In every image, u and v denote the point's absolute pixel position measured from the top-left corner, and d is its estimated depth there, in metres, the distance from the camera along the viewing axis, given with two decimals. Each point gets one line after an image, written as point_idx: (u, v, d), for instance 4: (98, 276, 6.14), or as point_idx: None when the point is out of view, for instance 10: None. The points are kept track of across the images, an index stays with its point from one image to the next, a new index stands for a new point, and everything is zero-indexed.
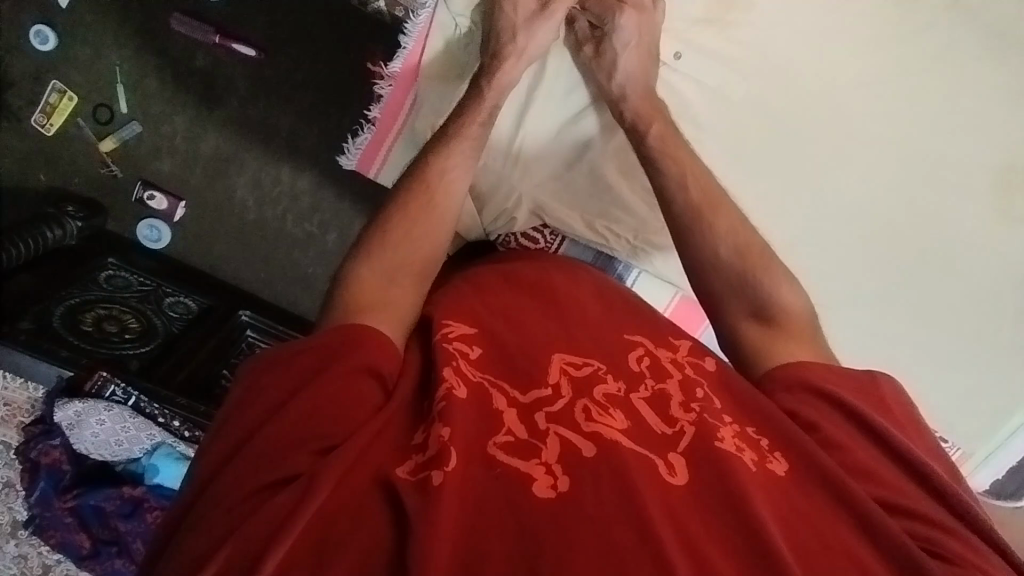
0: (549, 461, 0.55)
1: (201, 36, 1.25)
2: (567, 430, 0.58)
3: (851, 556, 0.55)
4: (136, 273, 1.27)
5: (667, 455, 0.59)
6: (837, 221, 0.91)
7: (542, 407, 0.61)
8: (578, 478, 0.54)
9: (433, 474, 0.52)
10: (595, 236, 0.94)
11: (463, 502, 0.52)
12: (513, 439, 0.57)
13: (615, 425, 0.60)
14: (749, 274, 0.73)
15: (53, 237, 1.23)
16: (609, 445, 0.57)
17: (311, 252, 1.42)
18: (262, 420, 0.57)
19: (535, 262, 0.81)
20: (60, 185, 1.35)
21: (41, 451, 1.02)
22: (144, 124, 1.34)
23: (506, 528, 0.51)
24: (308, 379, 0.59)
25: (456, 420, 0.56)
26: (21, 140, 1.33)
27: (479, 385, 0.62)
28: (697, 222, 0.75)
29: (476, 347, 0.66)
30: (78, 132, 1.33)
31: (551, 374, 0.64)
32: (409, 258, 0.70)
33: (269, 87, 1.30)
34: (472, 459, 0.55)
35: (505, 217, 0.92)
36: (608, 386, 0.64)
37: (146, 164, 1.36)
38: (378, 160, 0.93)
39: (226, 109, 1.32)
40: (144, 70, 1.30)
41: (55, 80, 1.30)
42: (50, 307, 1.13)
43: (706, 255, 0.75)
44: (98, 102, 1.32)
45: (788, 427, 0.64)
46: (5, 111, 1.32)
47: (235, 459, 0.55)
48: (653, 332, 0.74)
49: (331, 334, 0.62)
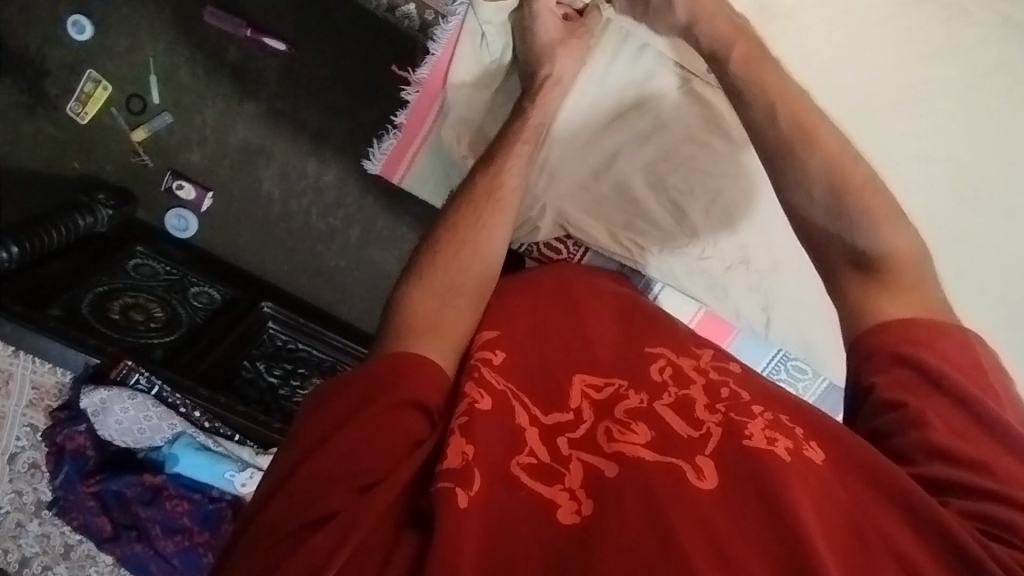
0: (573, 486, 0.56)
1: (233, 31, 1.26)
2: (590, 455, 0.59)
3: (887, 540, 0.54)
4: (165, 262, 1.30)
5: (696, 458, 0.58)
6: (949, 185, 0.84)
7: (563, 431, 0.61)
8: (601, 500, 0.55)
9: (459, 496, 0.52)
10: (620, 248, 0.90)
11: (487, 523, 0.52)
12: (535, 462, 0.58)
13: (638, 440, 0.59)
14: (846, 212, 0.67)
15: (84, 224, 1.25)
16: (632, 462, 0.57)
17: (334, 245, 1.43)
18: (305, 456, 0.57)
19: (555, 266, 0.81)
20: (93, 172, 1.38)
21: (67, 435, 1.05)
22: (175, 115, 1.35)
23: (529, 547, 0.52)
24: (354, 413, 0.58)
25: (479, 436, 0.57)
26: (56, 127, 1.36)
27: (502, 394, 0.61)
28: (789, 153, 0.69)
29: (500, 351, 0.66)
30: (112, 121, 1.36)
31: (573, 399, 0.64)
32: (459, 286, 0.70)
33: (299, 81, 1.31)
34: (496, 477, 0.55)
35: (528, 227, 0.90)
36: (630, 401, 0.64)
37: (177, 155, 1.38)
38: (403, 165, 0.92)
39: (255, 102, 1.34)
40: (176, 62, 1.32)
41: (91, 69, 1.32)
42: (79, 296, 1.15)
43: (795, 194, 0.69)
44: (131, 92, 1.33)
45: (827, 426, 0.63)
46: (41, 99, 1.34)
47: (279, 492, 0.55)
48: (678, 338, 0.73)
49: (375, 367, 0.61)
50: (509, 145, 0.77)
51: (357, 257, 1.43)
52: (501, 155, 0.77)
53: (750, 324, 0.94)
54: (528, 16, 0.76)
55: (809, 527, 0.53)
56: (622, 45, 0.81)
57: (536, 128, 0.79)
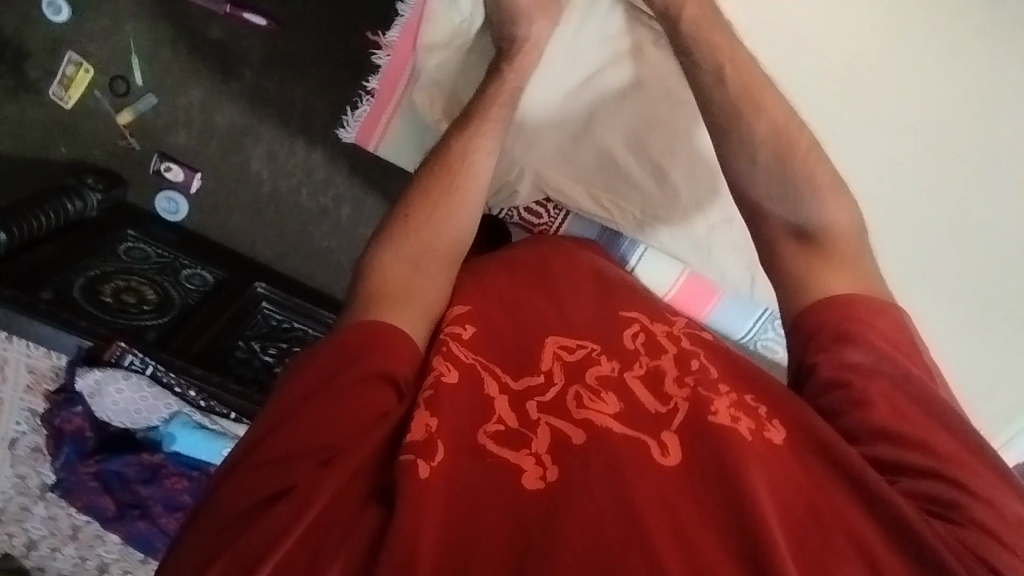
0: (539, 452, 0.59)
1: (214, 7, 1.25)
2: (559, 420, 0.62)
3: (847, 527, 0.56)
4: (156, 246, 1.31)
5: (662, 434, 0.62)
6: (887, 147, 0.89)
7: (533, 396, 0.64)
8: (565, 467, 0.58)
9: (421, 466, 0.55)
10: (601, 210, 0.91)
11: (451, 492, 0.55)
12: (503, 429, 0.61)
13: (606, 410, 0.63)
14: (789, 176, 0.71)
15: (73, 208, 1.25)
16: (599, 431, 0.61)
17: (326, 225, 1.42)
18: (269, 428, 0.57)
19: (530, 246, 0.83)
20: (80, 157, 1.37)
21: (65, 418, 1.06)
22: (160, 96, 1.34)
23: (498, 518, 0.54)
24: (321, 384, 0.59)
25: (443, 410, 0.60)
26: (41, 111, 1.35)
27: (471, 366, 0.65)
28: (730, 116, 0.72)
29: (470, 326, 0.69)
30: (97, 104, 1.35)
31: (545, 360, 0.68)
32: (431, 249, 0.70)
33: (283, 59, 1.30)
34: (461, 450, 0.58)
35: (506, 190, 0.91)
36: (602, 367, 0.68)
37: (163, 137, 1.37)
38: (378, 133, 0.91)
39: (240, 81, 1.32)
40: (159, 41, 1.30)
41: (72, 51, 1.30)
42: (70, 279, 1.15)
43: (742, 160, 0.72)
44: (114, 74, 1.32)
45: (785, 397, 0.67)
46: (23, 83, 1.33)
47: (238, 467, 0.55)
48: (653, 309, 0.77)
49: (348, 336, 0.62)
50: (484, 109, 0.76)
51: (349, 237, 1.43)
52: (479, 121, 0.75)
53: (735, 287, 0.93)
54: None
55: (762, 502, 0.56)
56: (594, 4, 0.81)
57: (512, 90, 0.77)
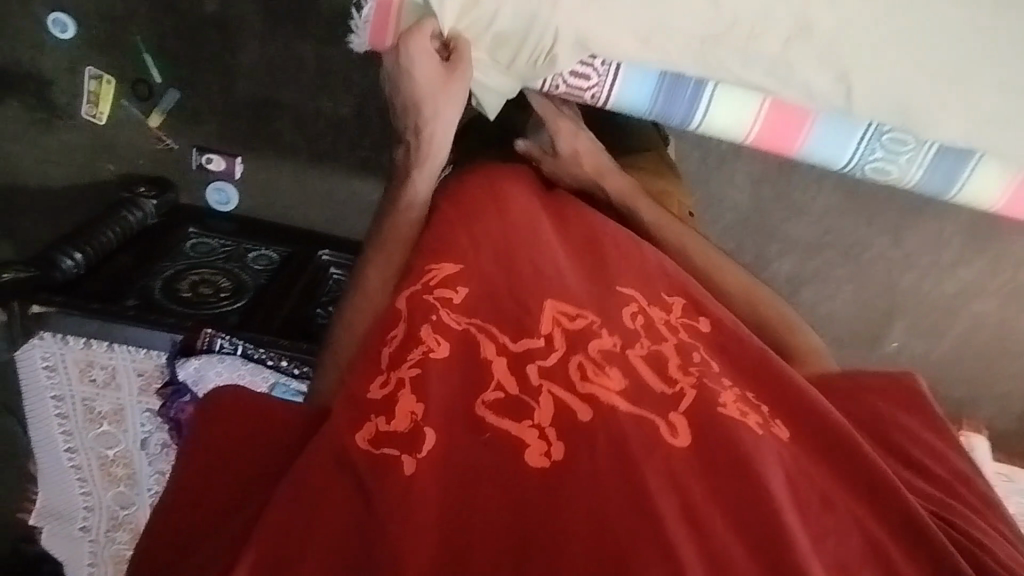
0: (543, 423, 0.61)
1: None
2: (562, 390, 0.64)
3: (854, 515, 0.63)
4: (217, 237, 1.33)
5: (670, 414, 0.64)
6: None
7: (533, 360, 0.66)
8: (571, 444, 0.60)
9: (405, 461, 0.58)
10: (654, 54, 0.80)
11: (443, 472, 0.58)
12: (503, 396, 0.63)
13: (612, 386, 0.65)
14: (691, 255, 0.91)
15: (135, 218, 1.28)
16: (603, 407, 0.63)
17: (372, 177, 1.39)
18: (206, 488, 0.65)
19: (485, 175, 0.85)
20: (128, 170, 1.40)
21: (178, 409, 1.04)
22: (181, 89, 1.33)
23: (494, 492, 0.57)
24: (244, 441, 0.67)
25: (430, 395, 0.63)
26: (79, 135, 1.37)
27: (462, 333, 0.68)
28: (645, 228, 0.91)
29: (461, 289, 0.72)
30: (126, 113, 1.35)
31: (544, 326, 0.69)
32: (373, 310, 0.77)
33: (283, 14, 1.25)
34: (456, 422, 0.62)
35: (543, 57, 0.80)
36: (603, 341, 0.69)
37: (195, 129, 1.36)
38: (391, 28, 0.83)
39: (248, 51, 1.29)
40: (162, 32, 1.28)
41: (89, 66, 1.30)
42: (149, 283, 1.18)
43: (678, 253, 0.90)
44: (133, 78, 1.32)
45: (785, 389, 0.72)
46: (55, 111, 1.35)
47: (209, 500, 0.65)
48: (649, 282, 0.79)
49: (246, 396, 0.70)
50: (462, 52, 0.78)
51: None
52: (399, 198, 0.82)
53: (826, 100, 0.83)
54: (401, 58, 0.77)
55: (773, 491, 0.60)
56: None
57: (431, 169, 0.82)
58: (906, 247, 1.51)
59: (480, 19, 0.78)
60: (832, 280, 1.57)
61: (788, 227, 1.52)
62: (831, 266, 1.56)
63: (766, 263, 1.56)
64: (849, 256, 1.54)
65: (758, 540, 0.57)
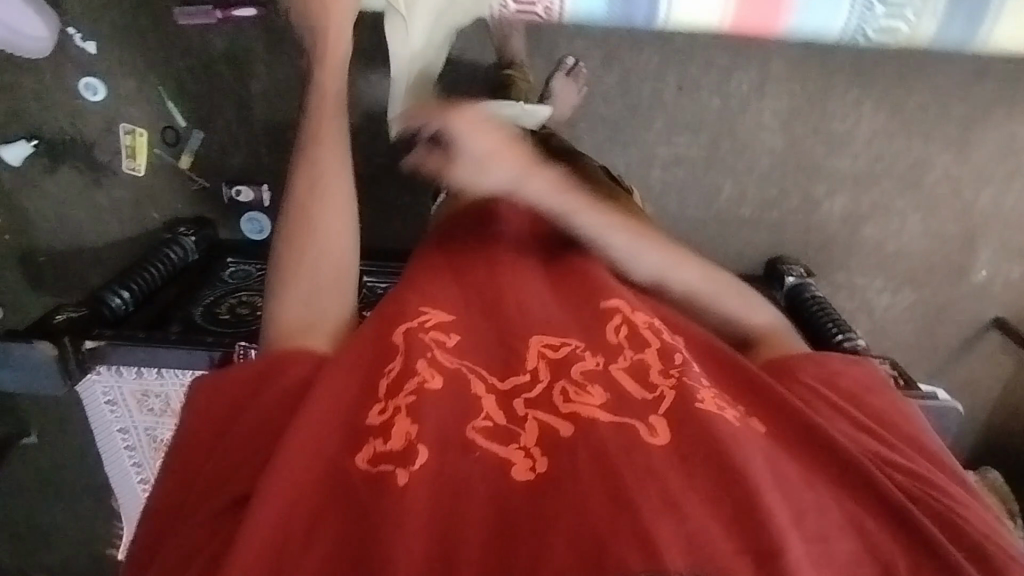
0: (528, 445, 0.60)
1: (207, 20, 1.29)
2: (546, 412, 0.63)
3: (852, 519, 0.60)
4: (253, 263, 1.38)
5: (649, 417, 0.62)
6: None
7: (520, 394, 0.66)
8: (554, 457, 0.59)
9: (399, 474, 0.57)
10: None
11: (432, 488, 0.57)
12: (491, 424, 0.63)
13: (593, 401, 0.64)
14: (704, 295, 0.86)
15: (177, 255, 1.34)
16: (586, 421, 0.61)
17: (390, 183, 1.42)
18: (192, 478, 0.66)
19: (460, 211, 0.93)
20: (171, 214, 1.48)
21: None
22: (204, 129, 1.40)
23: (483, 500, 0.56)
24: (233, 427, 0.68)
25: (425, 417, 0.62)
26: (123, 189, 1.46)
27: (455, 372, 0.68)
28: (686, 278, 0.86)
29: (452, 334, 0.73)
30: (161, 161, 1.43)
31: (530, 360, 0.70)
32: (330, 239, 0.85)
33: (285, 36, 1.32)
34: (449, 447, 0.60)
35: None
36: (586, 363, 0.69)
37: (222, 165, 1.43)
38: None
39: (259, 79, 1.35)
40: (180, 77, 1.36)
41: (122, 122, 1.39)
42: (191, 310, 1.23)
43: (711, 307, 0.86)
44: (162, 126, 1.40)
45: (770, 392, 0.71)
46: (99, 170, 1.44)
47: (196, 479, 0.65)
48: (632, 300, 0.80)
49: (231, 379, 0.71)
50: None
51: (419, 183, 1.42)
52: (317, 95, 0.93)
53: None
54: None
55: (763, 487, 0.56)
56: None
57: (335, 65, 0.95)
58: (969, 160, 1.39)
59: None
60: (896, 214, 1.44)
61: (833, 161, 1.41)
62: (890, 196, 1.43)
63: (816, 205, 1.44)
64: (910, 181, 1.42)
65: (728, 520, 0.54)
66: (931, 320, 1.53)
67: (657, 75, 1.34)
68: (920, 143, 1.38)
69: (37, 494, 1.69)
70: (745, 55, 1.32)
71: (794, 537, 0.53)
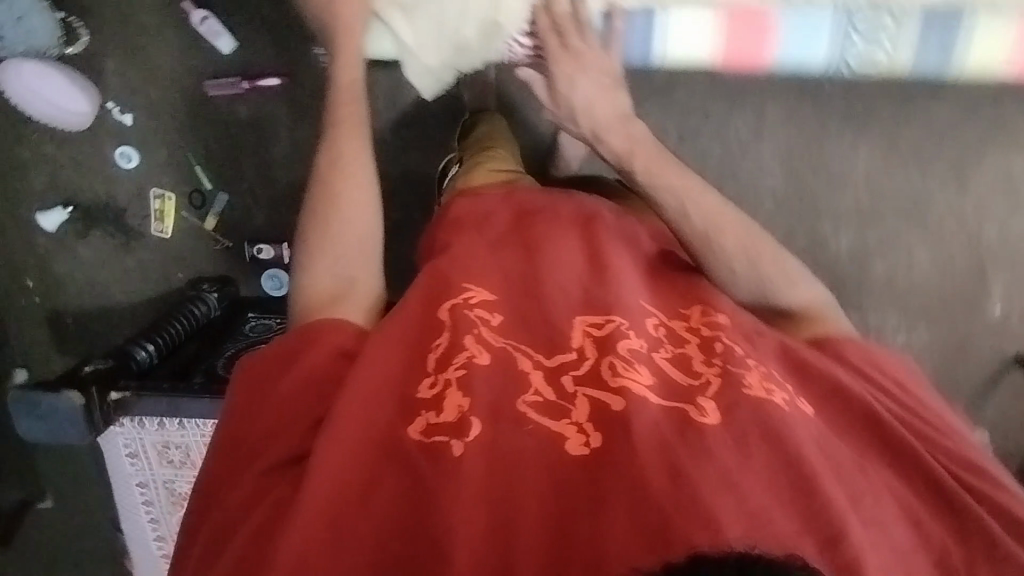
0: (580, 421, 0.70)
1: (234, 90, 1.38)
2: (594, 390, 0.73)
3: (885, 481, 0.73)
4: (273, 317, 1.42)
5: (695, 399, 0.73)
6: None
7: (568, 371, 0.75)
8: (606, 435, 0.68)
9: (456, 445, 0.68)
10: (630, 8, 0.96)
11: (486, 456, 0.67)
12: (542, 399, 0.73)
13: (638, 377, 0.74)
14: (709, 235, 0.89)
15: (200, 311, 1.39)
16: (633, 396, 0.71)
17: (407, 234, 1.49)
18: (244, 436, 0.74)
19: (471, 200, 1.01)
20: (195, 273, 1.53)
21: None
22: (229, 191, 1.47)
23: (535, 468, 0.66)
24: (279, 391, 0.75)
25: (476, 391, 0.72)
26: (151, 250, 1.53)
27: (501, 350, 0.78)
28: (694, 227, 0.90)
29: (496, 313, 0.82)
30: (187, 223, 1.50)
31: (576, 339, 0.79)
32: (350, 216, 0.89)
33: (305, 102, 1.40)
34: (503, 419, 0.70)
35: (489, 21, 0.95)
36: (630, 341, 0.78)
37: (245, 225, 1.50)
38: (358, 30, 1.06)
39: (281, 142, 1.43)
40: (207, 143, 1.44)
41: (153, 188, 1.47)
42: (214, 362, 1.25)
43: (723, 265, 0.89)
44: (189, 189, 1.48)
45: (813, 372, 0.81)
46: (129, 234, 1.51)
47: (246, 438, 0.74)
48: (670, 302, 0.88)
49: (273, 351, 0.79)
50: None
51: None
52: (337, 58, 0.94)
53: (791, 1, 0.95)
54: None
55: (809, 459, 0.68)
56: None
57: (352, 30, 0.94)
58: (971, 192, 1.42)
59: None
60: (903, 248, 1.46)
61: (835, 200, 1.44)
62: (895, 232, 1.45)
63: (824, 244, 1.47)
64: (913, 216, 1.44)
65: (798, 503, 0.64)
66: (952, 356, 1.52)
67: (660, 126, 1.40)
68: (919, 178, 1.42)
69: (57, 558, 1.70)
70: (741, 102, 1.39)
71: (852, 519, 0.64)
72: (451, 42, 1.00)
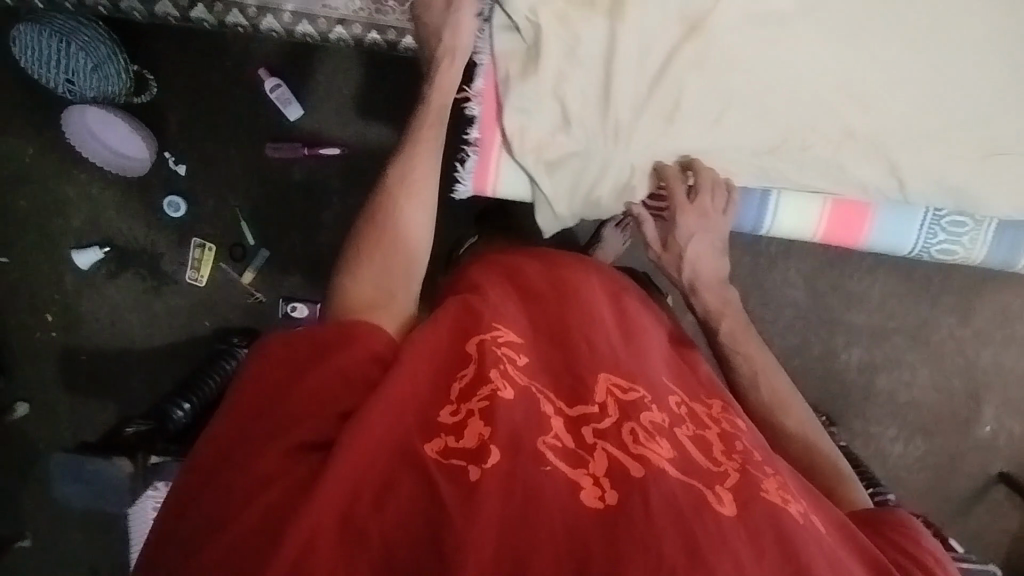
0: (597, 474, 0.65)
1: (293, 154, 1.42)
2: (615, 448, 0.69)
3: None
4: None
5: (715, 486, 0.69)
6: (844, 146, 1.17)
7: (589, 423, 0.72)
8: (626, 495, 0.63)
9: (472, 470, 0.62)
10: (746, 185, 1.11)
11: (507, 491, 0.61)
12: (560, 444, 0.68)
13: (661, 452, 0.69)
14: (771, 410, 0.95)
15: (232, 366, 1.38)
16: (655, 467, 0.67)
17: None
18: (263, 409, 0.68)
19: (507, 256, 1.02)
20: (222, 324, 1.52)
21: None
22: (270, 248, 1.49)
23: (550, 511, 0.61)
24: (307, 372, 0.69)
25: (498, 420, 0.66)
26: (181, 297, 1.52)
27: (525, 386, 0.73)
28: (757, 397, 0.96)
29: (521, 356, 0.78)
30: (224, 274, 1.50)
31: (599, 394, 0.76)
32: (401, 237, 0.88)
33: (360, 173, 1.44)
34: (520, 454, 0.64)
35: (625, 187, 1.06)
36: (653, 415, 0.75)
37: (282, 282, 1.50)
38: (491, 178, 1.10)
39: (331, 208, 1.47)
40: (257, 201, 1.46)
41: (194, 238, 1.48)
42: None
43: (780, 441, 0.94)
44: (232, 242, 1.49)
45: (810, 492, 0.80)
46: (162, 279, 1.51)
47: (263, 415, 0.67)
48: (690, 387, 0.89)
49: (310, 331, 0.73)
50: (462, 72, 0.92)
51: None
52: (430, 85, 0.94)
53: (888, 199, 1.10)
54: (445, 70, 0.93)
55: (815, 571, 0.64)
56: None
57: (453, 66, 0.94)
58: (972, 323, 1.53)
59: (529, 135, 1.03)
60: (906, 367, 1.56)
61: (850, 317, 1.54)
62: (900, 350, 1.55)
63: (835, 355, 1.56)
64: (918, 338, 1.54)
65: None
66: (941, 470, 1.60)
67: None
68: (926, 305, 1.53)
69: None
70: None
71: None
72: (585, 199, 1.08)
